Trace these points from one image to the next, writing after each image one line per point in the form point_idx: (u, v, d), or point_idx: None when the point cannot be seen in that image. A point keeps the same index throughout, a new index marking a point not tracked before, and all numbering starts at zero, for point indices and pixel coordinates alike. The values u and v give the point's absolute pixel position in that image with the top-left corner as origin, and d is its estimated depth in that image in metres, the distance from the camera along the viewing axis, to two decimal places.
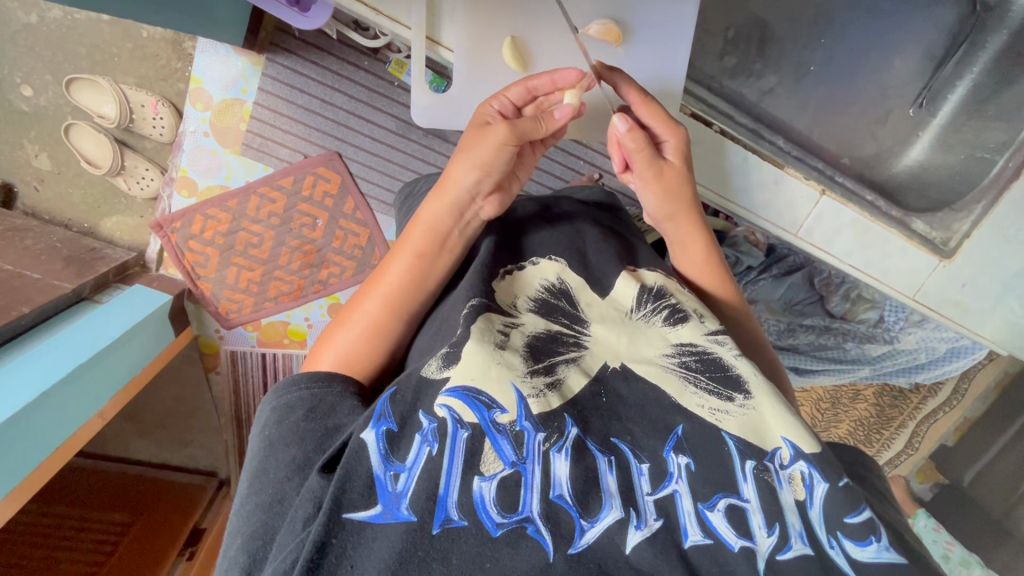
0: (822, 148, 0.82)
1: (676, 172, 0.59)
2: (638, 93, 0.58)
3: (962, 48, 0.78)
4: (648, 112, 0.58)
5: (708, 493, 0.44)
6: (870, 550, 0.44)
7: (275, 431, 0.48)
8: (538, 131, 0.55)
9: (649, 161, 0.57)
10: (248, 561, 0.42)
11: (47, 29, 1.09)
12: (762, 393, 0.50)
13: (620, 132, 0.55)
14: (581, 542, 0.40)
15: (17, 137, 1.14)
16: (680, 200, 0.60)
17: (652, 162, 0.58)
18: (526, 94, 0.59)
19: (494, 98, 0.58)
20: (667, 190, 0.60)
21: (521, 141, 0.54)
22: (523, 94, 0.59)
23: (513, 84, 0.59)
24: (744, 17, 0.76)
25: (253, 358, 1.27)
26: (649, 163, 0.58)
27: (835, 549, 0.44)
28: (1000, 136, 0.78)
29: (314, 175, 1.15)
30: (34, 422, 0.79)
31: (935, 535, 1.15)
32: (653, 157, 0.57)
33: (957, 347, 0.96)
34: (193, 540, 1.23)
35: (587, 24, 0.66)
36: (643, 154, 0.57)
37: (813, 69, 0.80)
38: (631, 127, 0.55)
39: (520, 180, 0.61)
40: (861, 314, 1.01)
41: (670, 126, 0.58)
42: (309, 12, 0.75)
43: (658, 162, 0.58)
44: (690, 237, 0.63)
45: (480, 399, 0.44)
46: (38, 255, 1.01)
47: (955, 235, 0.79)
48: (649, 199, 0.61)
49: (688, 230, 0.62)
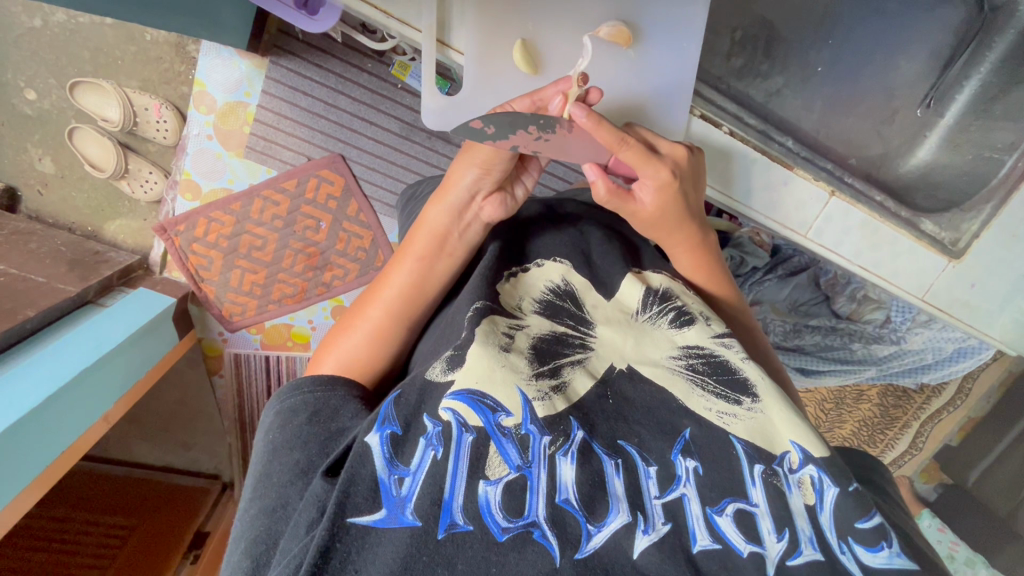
0: (828, 148, 0.81)
1: (658, 213, 0.56)
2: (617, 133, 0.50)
3: (969, 49, 0.77)
4: (630, 153, 0.51)
5: (716, 497, 0.44)
6: (882, 556, 0.44)
7: (279, 435, 0.47)
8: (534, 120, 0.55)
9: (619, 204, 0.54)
10: (251, 565, 0.41)
11: (50, 33, 1.10)
12: (770, 397, 0.49)
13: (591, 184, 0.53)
14: (588, 547, 0.40)
15: (20, 141, 1.14)
16: (662, 231, 0.59)
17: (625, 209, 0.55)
18: (531, 107, 0.55)
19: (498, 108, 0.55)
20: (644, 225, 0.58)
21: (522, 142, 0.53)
22: (529, 105, 0.55)
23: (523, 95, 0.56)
24: (750, 18, 0.76)
25: (256, 360, 1.27)
26: (619, 207, 0.55)
27: (846, 554, 0.44)
28: (1008, 136, 0.78)
29: (318, 178, 1.15)
30: (44, 424, 0.79)
31: (941, 535, 1.17)
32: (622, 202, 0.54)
33: (964, 347, 0.94)
34: (196, 545, 1.22)
35: (598, 27, 0.66)
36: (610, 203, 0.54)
37: (820, 70, 0.79)
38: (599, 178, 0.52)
39: (525, 184, 0.58)
40: (867, 315, 0.99)
41: (652, 170, 0.52)
42: (316, 14, 0.74)
43: (631, 207, 0.55)
44: (683, 252, 0.61)
45: (485, 402, 0.44)
46: (42, 258, 1.01)
47: (964, 235, 0.78)
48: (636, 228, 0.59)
49: (683, 248, 0.61)
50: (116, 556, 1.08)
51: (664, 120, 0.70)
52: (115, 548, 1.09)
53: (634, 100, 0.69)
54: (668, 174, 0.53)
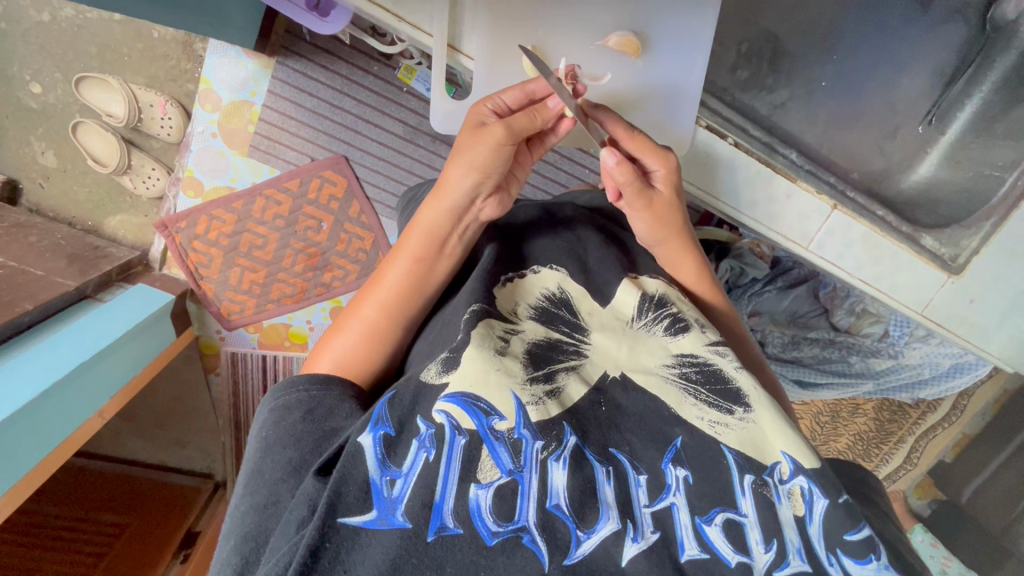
0: (830, 162, 0.82)
1: (665, 202, 0.58)
2: (623, 129, 0.54)
3: (971, 68, 0.78)
4: (635, 146, 0.55)
5: (705, 507, 0.44)
6: (870, 569, 0.44)
7: (273, 432, 0.47)
8: (534, 125, 0.53)
9: (639, 192, 0.55)
10: (240, 562, 0.41)
11: (58, 27, 1.10)
12: (762, 407, 0.50)
13: (610, 165, 0.53)
14: (577, 553, 0.40)
15: (24, 134, 1.14)
16: (670, 226, 0.60)
17: (642, 194, 0.56)
18: (524, 98, 0.57)
19: (489, 99, 0.57)
20: (658, 218, 0.59)
21: (518, 139, 0.53)
22: (521, 97, 0.57)
23: (512, 87, 0.57)
24: (755, 31, 0.77)
25: (253, 360, 1.26)
26: (639, 195, 0.56)
27: (834, 566, 0.44)
28: (1008, 154, 0.79)
29: (320, 178, 1.15)
30: (35, 420, 0.78)
31: (934, 550, 1.15)
32: (642, 189, 0.55)
33: (961, 363, 0.95)
34: (187, 544, 1.21)
35: (607, 36, 0.67)
36: (631, 187, 0.55)
37: (824, 84, 0.80)
38: (622, 160, 0.53)
39: (518, 181, 0.60)
40: (865, 328, 1.00)
41: (659, 155, 0.56)
42: (327, 16, 0.75)
43: (648, 193, 0.56)
44: (682, 260, 0.63)
45: (479, 406, 0.44)
46: (42, 251, 1.01)
47: (964, 252, 0.78)
48: (638, 226, 0.60)
49: (679, 253, 0.62)
50: (105, 555, 1.07)
51: (668, 129, 0.71)
52: (104, 547, 1.08)
53: (637, 110, 0.71)
54: (674, 157, 0.57)
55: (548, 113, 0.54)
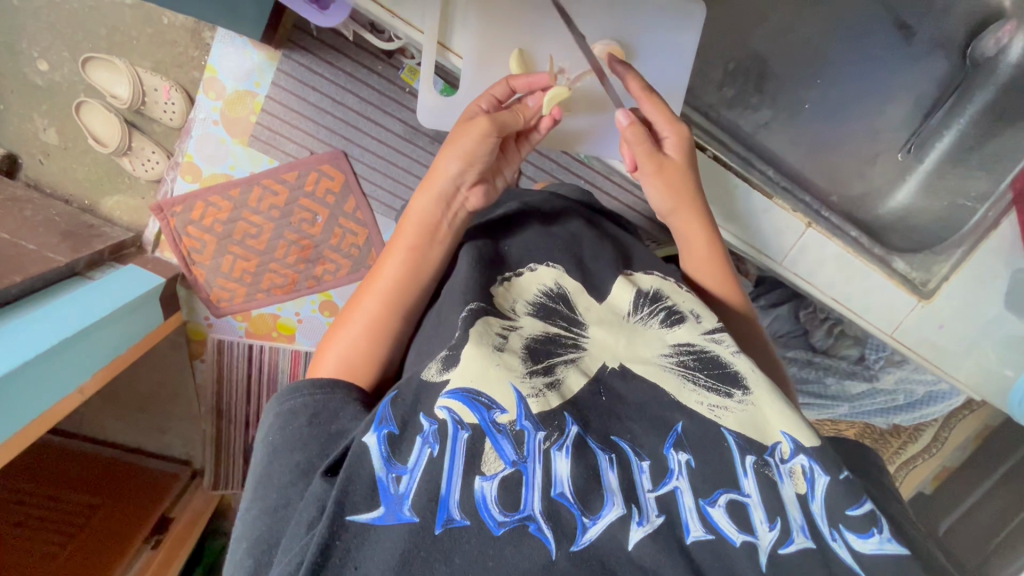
0: (813, 183, 0.84)
1: (676, 167, 0.62)
2: (641, 88, 0.62)
3: (950, 101, 0.82)
4: (650, 107, 0.62)
5: (709, 489, 0.46)
6: (872, 542, 0.45)
7: (279, 436, 0.48)
8: (516, 121, 0.59)
9: (650, 154, 0.61)
10: (254, 564, 0.43)
11: (69, 6, 1.12)
12: (761, 389, 0.51)
13: (623, 126, 0.60)
14: (584, 539, 0.41)
15: (29, 110, 1.15)
16: (683, 194, 0.63)
17: (653, 156, 0.61)
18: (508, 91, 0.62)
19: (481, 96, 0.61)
20: (670, 185, 0.63)
21: (502, 131, 0.57)
22: (506, 91, 0.62)
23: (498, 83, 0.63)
24: (742, 51, 0.79)
25: (240, 349, 1.26)
26: (647, 155, 0.61)
27: (838, 542, 0.45)
28: (981, 186, 0.81)
29: (318, 171, 1.17)
30: (16, 389, 0.79)
31: None
32: (652, 150, 0.61)
33: (935, 391, 0.97)
34: (159, 529, 1.20)
35: (593, 42, 0.69)
36: (643, 146, 0.61)
37: (808, 106, 0.83)
38: (633, 121, 0.60)
39: (504, 176, 0.63)
40: (842, 350, 1.03)
41: (671, 122, 0.62)
42: (327, 10, 0.77)
43: (659, 155, 0.62)
44: (697, 239, 0.64)
45: (481, 400, 0.45)
46: (35, 226, 1.02)
47: (934, 278, 0.79)
48: (653, 195, 0.64)
49: (692, 220, 0.64)
50: (76, 535, 1.06)
51: None
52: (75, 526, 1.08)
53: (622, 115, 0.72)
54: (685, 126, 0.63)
55: (528, 112, 0.61)
